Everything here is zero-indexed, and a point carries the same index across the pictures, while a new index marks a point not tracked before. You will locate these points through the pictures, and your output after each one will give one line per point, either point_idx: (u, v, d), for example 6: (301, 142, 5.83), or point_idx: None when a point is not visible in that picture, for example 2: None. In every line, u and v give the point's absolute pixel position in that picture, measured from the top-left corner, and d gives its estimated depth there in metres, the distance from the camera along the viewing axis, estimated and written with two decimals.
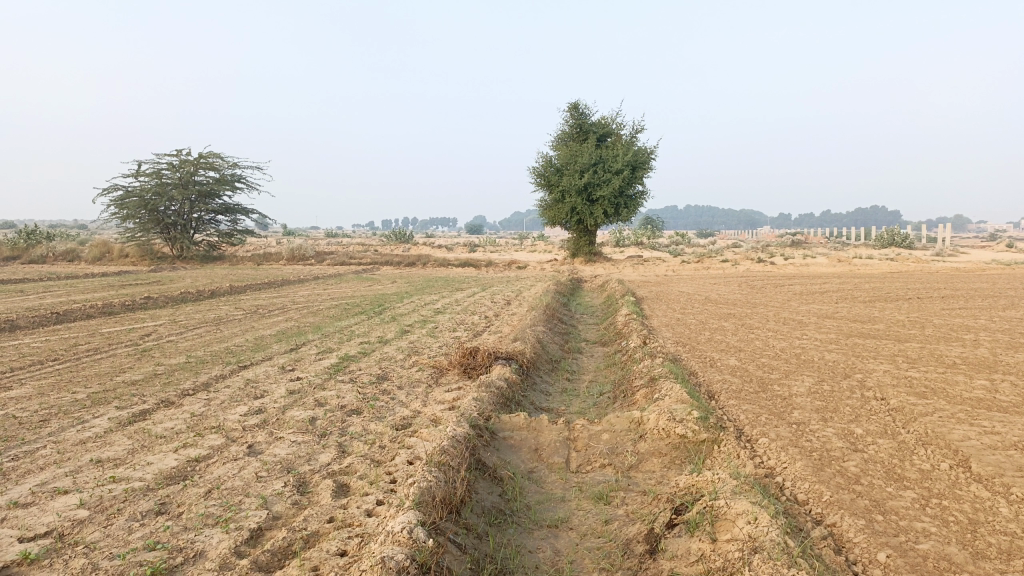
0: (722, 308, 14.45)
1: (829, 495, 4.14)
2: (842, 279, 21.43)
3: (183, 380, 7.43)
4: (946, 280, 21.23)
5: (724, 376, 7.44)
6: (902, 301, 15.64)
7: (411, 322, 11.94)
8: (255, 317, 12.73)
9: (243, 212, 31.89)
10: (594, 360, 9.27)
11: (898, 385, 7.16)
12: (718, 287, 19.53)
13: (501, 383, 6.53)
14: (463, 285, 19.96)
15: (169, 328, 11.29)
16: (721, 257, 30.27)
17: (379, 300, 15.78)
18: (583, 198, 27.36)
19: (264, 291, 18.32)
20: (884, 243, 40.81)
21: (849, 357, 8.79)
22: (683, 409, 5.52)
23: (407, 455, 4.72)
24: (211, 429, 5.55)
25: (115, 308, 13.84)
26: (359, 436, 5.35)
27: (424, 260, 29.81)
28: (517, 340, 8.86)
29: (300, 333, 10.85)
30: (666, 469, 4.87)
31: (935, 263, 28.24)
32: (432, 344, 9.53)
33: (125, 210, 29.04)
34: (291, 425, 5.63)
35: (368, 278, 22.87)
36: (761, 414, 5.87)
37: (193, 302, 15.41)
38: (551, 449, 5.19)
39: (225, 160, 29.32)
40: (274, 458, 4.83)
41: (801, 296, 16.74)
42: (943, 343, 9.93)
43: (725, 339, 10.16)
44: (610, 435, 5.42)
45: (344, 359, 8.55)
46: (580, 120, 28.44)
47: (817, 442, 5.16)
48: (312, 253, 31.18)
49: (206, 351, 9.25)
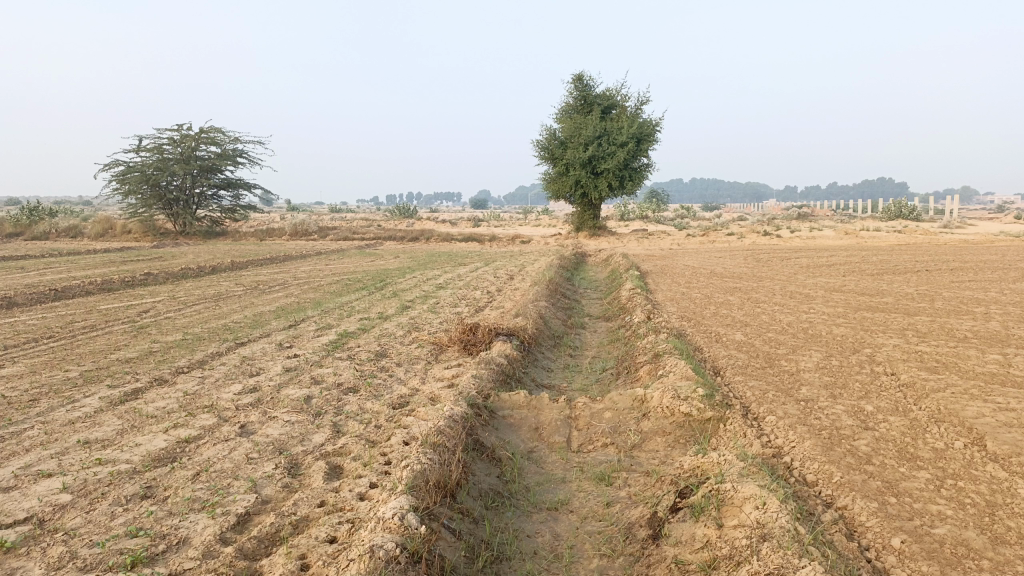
0: (728, 282, 14.22)
1: (840, 475, 3.99)
2: (849, 252, 21.17)
3: (179, 357, 7.30)
4: (955, 253, 20.95)
5: (730, 352, 7.27)
6: (911, 274, 15.42)
7: (412, 297, 11.78)
8: (255, 293, 12.59)
9: (245, 187, 31.64)
10: (597, 336, 9.10)
11: (908, 360, 6.98)
12: (724, 260, 19.31)
13: (502, 359, 6.37)
14: (466, 259, 19.77)
15: (168, 305, 11.16)
16: (727, 230, 29.97)
17: (381, 275, 15.62)
18: (588, 171, 27.04)
19: (265, 266, 18.17)
20: (891, 216, 40.43)
21: (857, 331, 8.59)
22: (688, 386, 5.35)
23: (403, 436, 4.58)
24: (204, 409, 5.42)
25: (115, 284, 13.71)
26: (355, 415, 5.21)
27: (427, 235, 29.60)
28: (519, 316, 8.69)
29: (300, 309, 10.70)
30: (670, 449, 4.72)
31: (943, 236, 27.91)
32: (433, 320, 9.38)
33: (127, 185, 28.79)
34: (285, 404, 5.49)
35: (371, 253, 22.69)
36: (768, 391, 5.71)
37: (193, 279, 15.28)
38: (551, 428, 5.04)
39: (227, 134, 29.04)
40: (266, 439, 4.70)
41: (809, 269, 16.51)
42: (954, 316, 9.72)
43: (730, 314, 9.98)
44: (612, 413, 5.27)
45: (343, 335, 8.41)
46: (584, 92, 28.04)
47: (827, 420, 5.00)
48: (315, 228, 30.99)
49: (203, 327, 9.12)
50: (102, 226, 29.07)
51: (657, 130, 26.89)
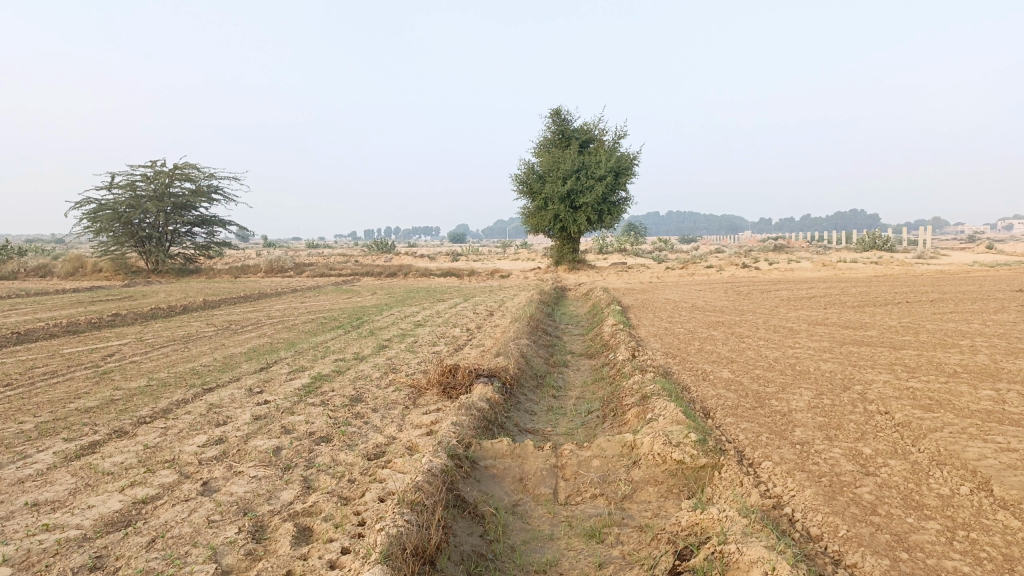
0: (710, 316, 14.07)
1: (846, 529, 3.73)
2: (828, 284, 21.18)
3: (141, 406, 6.92)
4: (933, 283, 21.04)
5: (719, 391, 7.04)
6: (892, 305, 15.37)
7: (389, 336, 11.46)
8: (227, 334, 12.20)
9: (220, 224, 31.22)
10: (581, 375, 8.84)
11: (901, 397, 6.78)
12: (704, 293, 19.21)
13: (483, 404, 6.08)
14: (445, 295, 19.49)
15: (134, 348, 10.75)
16: (706, 262, 29.99)
17: (357, 313, 15.30)
18: (566, 205, 27.00)
19: (239, 305, 17.76)
20: (866, 246, 40.85)
21: (846, 367, 8.41)
22: (679, 431, 5.10)
23: (379, 492, 4.27)
24: (165, 464, 5.07)
25: (80, 326, 13.25)
26: (327, 468, 4.89)
27: (405, 270, 29.29)
28: (500, 355, 8.42)
29: (273, 350, 10.33)
30: (662, 500, 4.46)
31: (920, 266, 28.12)
32: (411, 360, 9.08)
33: (98, 223, 28.25)
34: (253, 457, 5.15)
35: (347, 289, 22.33)
36: (762, 434, 5.46)
37: (163, 319, 14.81)
38: (537, 479, 4.75)
39: (201, 171, 28.70)
40: (229, 498, 4.36)
41: (789, 302, 16.42)
42: (941, 350, 9.60)
43: (716, 350, 9.78)
44: (600, 461, 4.99)
45: (316, 379, 8.07)
46: (562, 127, 28.14)
47: (825, 465, 4.76)
48: (290, 265, 30.57)
49: (170, 372, 8.74)
50: (72, 264, 28.45)
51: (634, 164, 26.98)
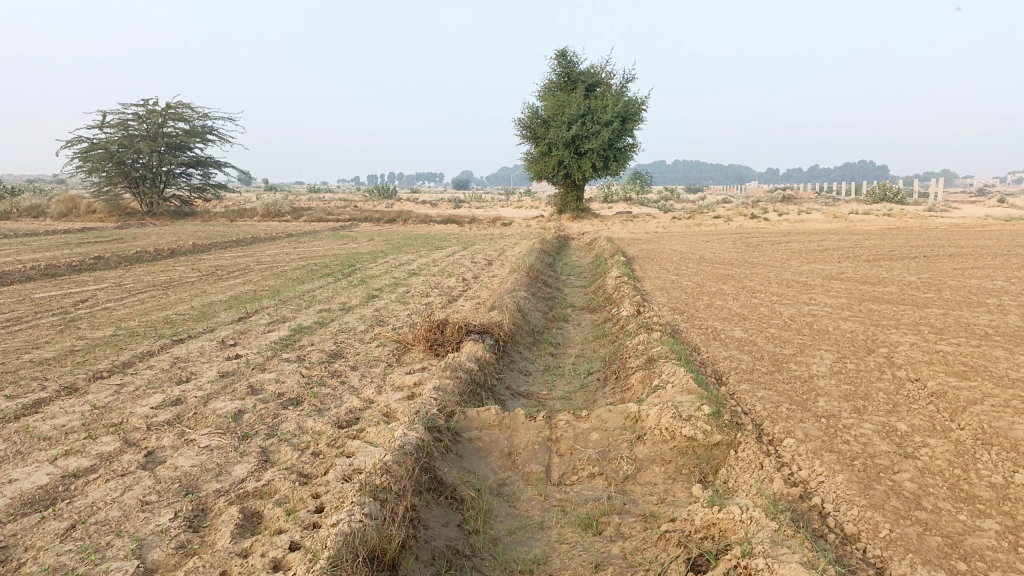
0: (719, 268, 13.37)
1: (889, 529, 3.16)
2: (840, 237, 20.41)
3: (100, 359, 6.34)
4: (950, 237, 20.31)
5: (731, 353, 6.42)
6: (908, 260, 14.66)
7: (380, 286, 10.83)
8: (210, 280, 11.56)
9: (215, 165, 30.38)
10: (582, 331, 8.23)
11: (932, 363, 6.17)
12: (712, 245, 18.48)
13: (471, 365, 5.47)
14: (443, 243, 18.83)
15: (109, 294, 10.14)
16: (713, 213, 29.14)
17: (350, 260, 14.63)
18: (571, 151, 26.08)
19: (228, 250, 17.08)
20: (876, 197, 39.85)
21: (868, 326, 7.77)
22: (691, 402, 4.50)
23: (343, 470, 3.67)
24: (109, 430, 4.50)
25: (59, 269, 12.62)
26: (290, 438, 4.30)
27: (405, 217, 28.52)
28: (494, 309, 7.81)
29: (255, 298, 9.73)
30: (669, 482, 3.90)
31: (933, 219, 27.33)
32: (401, 312, 8.47)
33: (90, 163, 27.39)
34: (209, 423, 4.57)
35: (343, 235, 21.68)
36: (781, 405, 4.87)
37: (148, 263, 14.20)
38: (528, 455, 4.17)
39: (195, 110, 27.74)
40: (172, 474, 3.79)
41: (801, 255, 15.71)
42: (967, 309, 8.96)
43: (725, 306, 9.15)
44: (600, 434, 4.40)
45: (296, 331, 7.45)
46: (568, 69, 27.00)
47: (856, 444, 4.16)
48: (288, 209, 29.78)
49: (141, 321, 8.13)
50: (65, 205, 27.73)
51: (642, 109, 25.97)
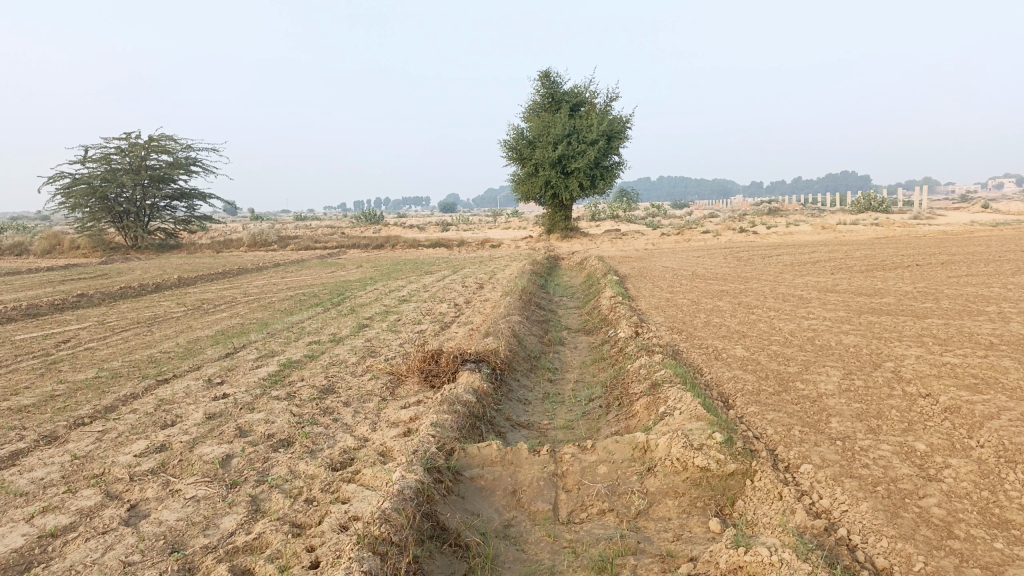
0: (713, 284, 13.24)
1: (923, 562, 2.97)
2: (830, 248, 20.39)
3: (82, 404, 6.09)
4: (939, 244, 20.31)
5: (736, 373, 6.24)
6: (902, 269, 14.58)
7: (371, 314, 10.62)
8: (196, 315, 11.30)
9: (200, 197, 30.14)
10: (579, 354, 8.03)
11: (941, 377, 6.00)
12: (703, 260, 18.38)
13: (469, 398, 5.26)
14: (434, 267, 18.64)
15: (92, 333, 9.86)
16: (702, 228, 29.11)
17: (339, 289, 14.40)
18: (557, 170, 26.02)
19: (215, 282, 16.82)
20: (861, 207, 40.01)
21: (870, 340, 7.61)
22: (701, 430, 4.31)
23: (339, 519, 3.45)
24: (90, 482, 4.26)
25: (42, 308, 12.34)
26: (281, 484, 4.07)
27: (393, 242, 28.31)
28: (489, 335, 7.61)
29: (243, 332, 9.49)
30: (685, 517, 3.70)
31: (921, 226, 27.41)
32: (392, 342, 8.25)
33: (72, 198, 27.10)
34: (196, 471, 4.33)
35: (331, 263, 21.44)
36: (794, 428, 4.68)
37: (133, 299, 13.92)
38: (533, 492, 3.96)
39: (178, 142, 27.56)
40: (156, 530, 3.56)
41: (794, 267, 15.61)
42: (968, 317, 8.82)
43: (724, 323, 8.99)
44: (608, 467, 4.19)
45: (286, 366, 7.22)
46: (551, 89, 27.00)
47: (877, 468, 3.98)
48: (274, 238, 29.54)
49: (125, 361, 7.89)
50: (49, 241, 27.40)
51: (627, 127, 25.99)
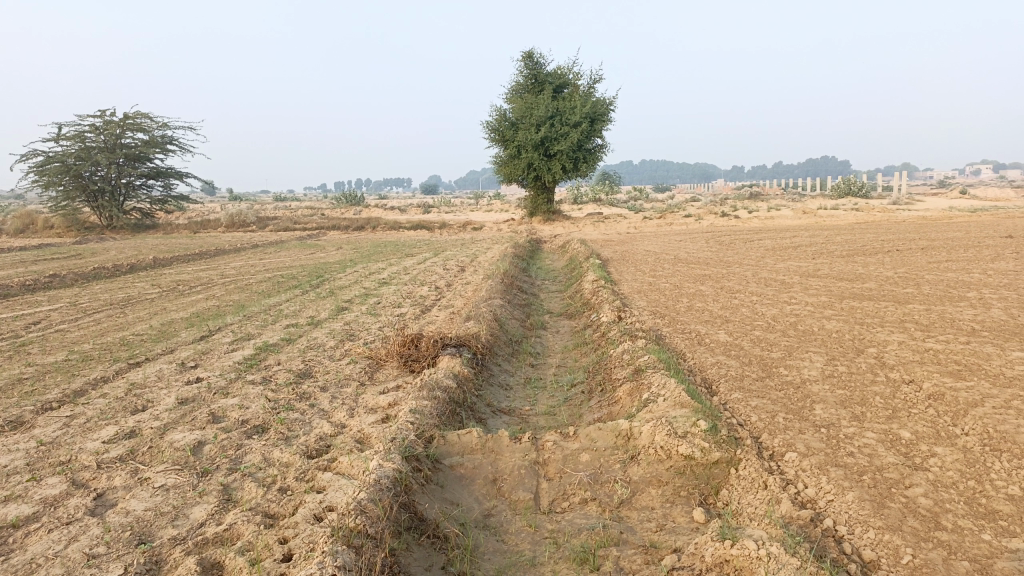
0: (695, 268, 13.19)
1: (911, 554, 2.91)
2: (811, 232, 20.44)
3: (51, 388, 5.91)
4: (919, 230, 20.42)
5: (719, 359, 6.17)
6: (882, 254, 14.60)
7: (350, 297, 10.46)
8: (171, 296, 11.07)
9: (177, 176, 29.66)
10: (561, 339, 7.95)
11: (925, 363, 5.98)
12: (685, 244, 18.35)
13: (449, 383, 5.15)
14: (414, 250, 18.46)
15: (64, 315, 9.62)
16: (684, 211, 29.10)
17: (318, 270, 14.20)
18: (540, 153, 25.84)
19: (191, 263, 16.53)
20: (841, 192, 40.20)
21: (853, 325, 7.58)
22: (686, 417, 4.24)
23: (313, 509, 3.34)
24: (55, 469, 4.11)
25: (12, 289, 12.05)
26: (255, 472, 3.95)
27: (373, 223, 28.04)
28: (470, 319, 7.50)
29: (219, 315, 9.30)
30: (668, 506, 3.63)
31: (901, 212, 27.56)
32: (372, 325, 8.12)
33: (46, 177, 26.55)
34: (166, 458, 4.19)
35: (311, 244, 21.18)
36: (778, 415, 4.62)
37: (107, 280, 13.64)
38: (514, 481, 3.87)
39: (154, 120, 27.04)
40: (123, 521, 3.42)
41: (776, 252, 15.60)
42: (949, 303, 8.83)
43: (706, 307, 8.93)
44: (591, 455, 4.10)
45: (262, 349, 7.07)
46: (534, 70, 26.75)
47: (863, 457, 3.92)
48: (253, 219, 29.16)
49: (97, 343, 7.69)
50: (22, 220, 26.84)
51: (610, 109, 25.84)
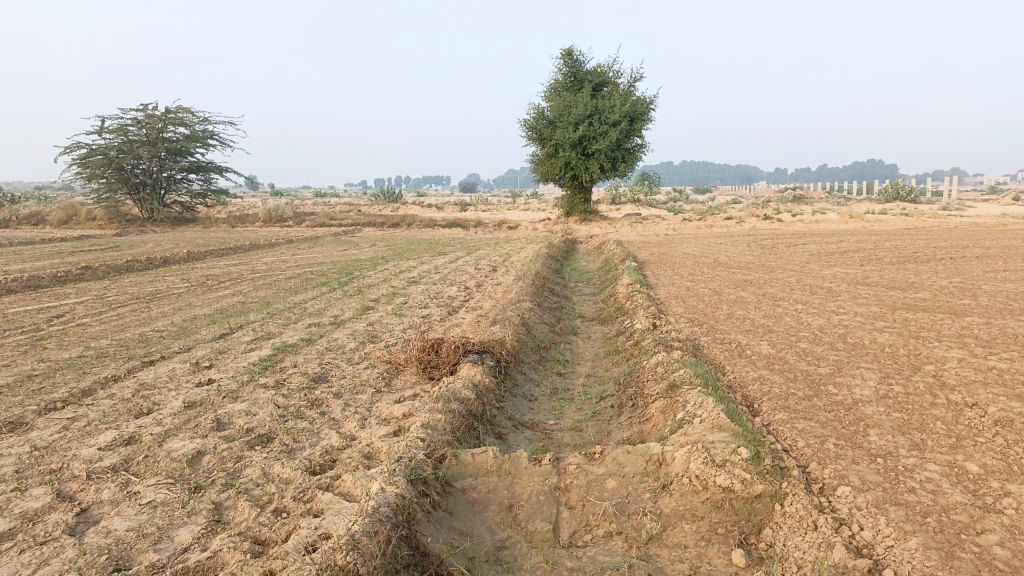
0: (736, 273, 12.67)
1: None
2: (857, 237, 19.68)
3: (59, 386, 5.70)
4: (972, 236, 19.54)
5: (761, 374, 5.71)
6: (934, 262, 13.89)
7: (377, 296, 10.19)
8: (197, 292, 10.92)
9: (217, 171, 29.84)
10: (592, 346, 7.55)
11: (988, 384, 5.46)
12: (726, 247, 17.78)
13: (468, 394, 4.80)
14: (448, 248, 18.19)
15: (88, 308, 9.50)
16: (725, 213, 28.41)
17: (348, 267, 13.98)
18: (578, 152, 25.41)
19: (224, 258, 16.46)
20: (888, 196, 38.99)
21: (907, 339, 7.05)
22: (725, 444, 3.84)
23: (306, 537, 3.02)
24: (44, 479, 3.85)
25: (43, 281, 12.02)
26: (251, 490, 3.64)
27: (409, 220, 27.86)
28: (496, 323, 7.15)
29: (242, 312, 9.08)
30: (704, 545, 3.23)
31: (952, 218, 26.57)
32: (395, 326, 7.83)
33: (89, 169, 26.84)
34: (161, 470, 3.90)
35: (345, 241, 21.03)
36: (828, 441, 4.17)
37: (138, 273, 13.59)
38: (532, 508, 3.51)
39: (195, 115, 27.20)
40: (101, 542, 3.13)
41: (821, 258, 14.96)
42: (1010, 317, 8.23)
43: (747, 315, 8.45)
44: (618, 482, 3.72)
45: (279, 350, 6.79)
46: (574, 68, 26.31)
47: (927, 494, 3.47)
48: (290, 214, 29.21)
49: (115, 339, 7.50)
50: (65, 212, 27.18)
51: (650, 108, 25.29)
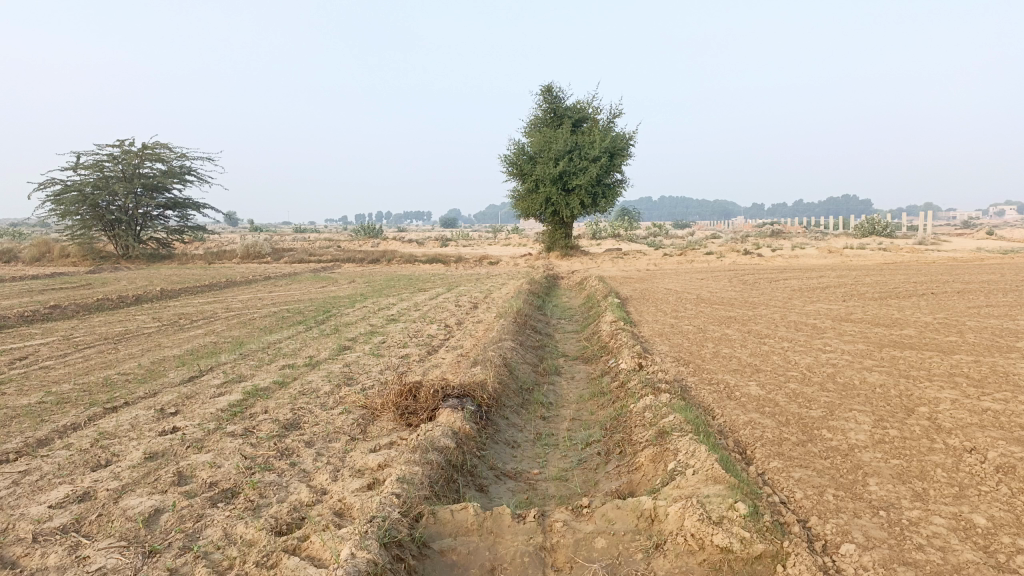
0: (719, 310, 12.53)
1: None
2: (838, 272, 19.70)
3: (13, 435, 5.38)
4: (952, 271, 19.62)
5: (752, 417, 5.50)
6: (917, 297, 13.84)
7: (354, 335, 9.92)
8: (168, 331, 10.58)
9: (194, 207, 29.52)
10: (576, 387, 7.32)
11: (986, 426, 5.29)
12: (707, 283, 17.70)
13: (447, 443, 4.55)
14: (428, 285, 17.96)
15: (53, 350, 9.14)
16: (705, 248, 28.45)
17: (326, 305, 13.69)
18: (558, 187, 25.41)
19: (198, 296, 16.10)
20: (866, 231, 39.37)
21: (898, 379, 6.89)
22: (720, 498, 3.61)
23: None
24: None
25: (8, 321, 11.62)
26: (212, 553, 3.36)
27: (388, 256, 27.61)
28: (477, 364, 6.91)
29: (213, 353, 8.75)
30: None
31: (929, 252, 26.79)
32: (372, 368, 7.55)
33: (63, 206, 26.43)
34: (114, 531, 3.61)
35: (323, 277, 20.72)
36: (827, 492, 3.96)
37: (109, 312, 13.21)
38: (516, 571, 3.25)
39: (172, 151, 26.97)
40: None
41: (803, 293, 14.89)
42: (999, 354, 8.12)
43: (733, 354, 8.27)
44: (608, 540, 3.48)
45: (251, 395, 6.50)
46: (554, 104, 26.43)
47: (936, 551, 3.26)
48: (268, 251, 28.87)
49: (77, 383, 7.17)
50: (38, 249, 26.70)
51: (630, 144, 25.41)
